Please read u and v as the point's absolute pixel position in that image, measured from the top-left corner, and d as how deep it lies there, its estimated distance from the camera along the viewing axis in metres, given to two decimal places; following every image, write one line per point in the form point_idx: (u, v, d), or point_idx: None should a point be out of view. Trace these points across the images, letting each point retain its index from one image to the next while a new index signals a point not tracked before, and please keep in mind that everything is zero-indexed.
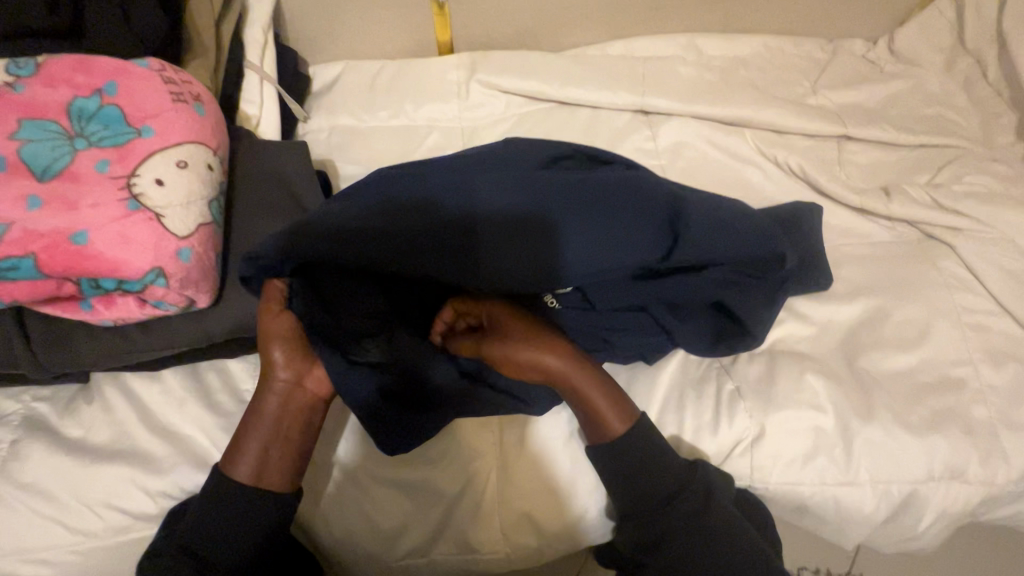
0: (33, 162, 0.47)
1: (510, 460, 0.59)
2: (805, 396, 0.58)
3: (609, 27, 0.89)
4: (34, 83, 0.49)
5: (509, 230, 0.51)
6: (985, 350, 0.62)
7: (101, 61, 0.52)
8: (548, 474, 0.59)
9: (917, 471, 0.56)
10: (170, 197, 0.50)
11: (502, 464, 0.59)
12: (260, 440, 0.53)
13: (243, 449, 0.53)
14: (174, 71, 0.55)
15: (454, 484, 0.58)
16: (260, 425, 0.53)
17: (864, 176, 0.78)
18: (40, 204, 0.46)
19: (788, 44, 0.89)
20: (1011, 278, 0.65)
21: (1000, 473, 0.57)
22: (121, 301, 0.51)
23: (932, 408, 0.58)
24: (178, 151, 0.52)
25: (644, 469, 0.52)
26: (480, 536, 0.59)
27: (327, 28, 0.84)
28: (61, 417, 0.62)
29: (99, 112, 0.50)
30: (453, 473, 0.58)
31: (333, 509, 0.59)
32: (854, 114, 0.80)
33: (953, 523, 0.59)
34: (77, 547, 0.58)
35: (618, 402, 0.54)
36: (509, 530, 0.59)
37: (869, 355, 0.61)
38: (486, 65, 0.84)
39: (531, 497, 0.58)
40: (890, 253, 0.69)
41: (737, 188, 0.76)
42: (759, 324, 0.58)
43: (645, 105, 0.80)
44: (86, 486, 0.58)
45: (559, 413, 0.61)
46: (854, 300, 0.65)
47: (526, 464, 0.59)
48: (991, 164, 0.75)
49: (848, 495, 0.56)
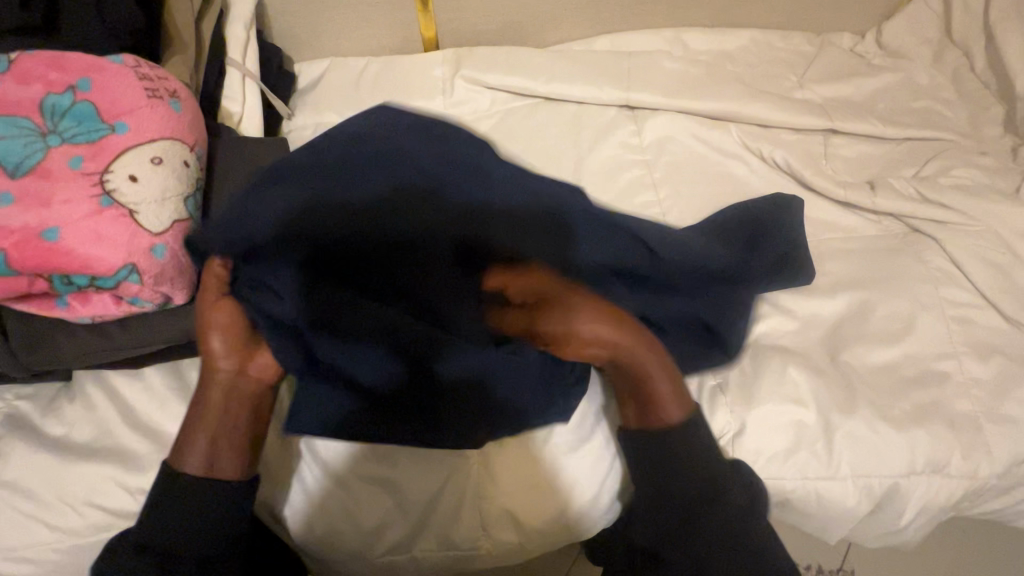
0: (5, 159, 0.47)
1: (490, 458, 0.59)
2: (786, 390, 0.57)
3: (595, 22, 0.89)
4: (6, 79, 0.49)
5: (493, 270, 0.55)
6: (969, 344, 0.62)
7: (75, 58, 0.52)
8: (531, 471, 0.58)
9: (899, 466, 0.56)
10: (143, 193, 0.50)
11: (482, 461, 0.59)
12: (205, 435, 0.52)
13: (188, 445, 0.52)
14: (150, 67, 0.55)
15: (434, 482, 0.58)
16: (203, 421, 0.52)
17: (850, 170, 0.77)
18: (11, 201, 0.46)
19: (775, 38, 0.89)
20: (995, 271, 0.65)
21: (984, 466, 0.57)
22: (96, 298, 0.51)
23: (915, 401, 0.58)
24: (153, 147, 0.51)
25: (678, 471, 0.52)
26: (461, 532, 0.59)
27: (311, 25, 0.84)
28: (43, 415, 0.62)
29: (72, 108, 0.50)
30: (432, 471, 0.58)
31: (313, 508, 0.58)
32: (840, 108, 0.80)
33: (937, 517, 0.58)
34: (58, 546, 0.58)
35: (679, 392, 0.54)
36: (491, 526, 0.59)
37: (852, 349, 0.61)
38: (470, 61, 0.83)
39: (513, 494, 0.58)
40: (874, 247, 0.69)
41: (722, 183, 0.76)
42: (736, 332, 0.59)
43: (630, 99, 0.80)
44: (67, 484, 0.58)
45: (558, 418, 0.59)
46: (839, 294, 0.65)
47: (507, 461, 0.58)
48: (978, 157, 0.74)
49: (830, 489, 0.56)
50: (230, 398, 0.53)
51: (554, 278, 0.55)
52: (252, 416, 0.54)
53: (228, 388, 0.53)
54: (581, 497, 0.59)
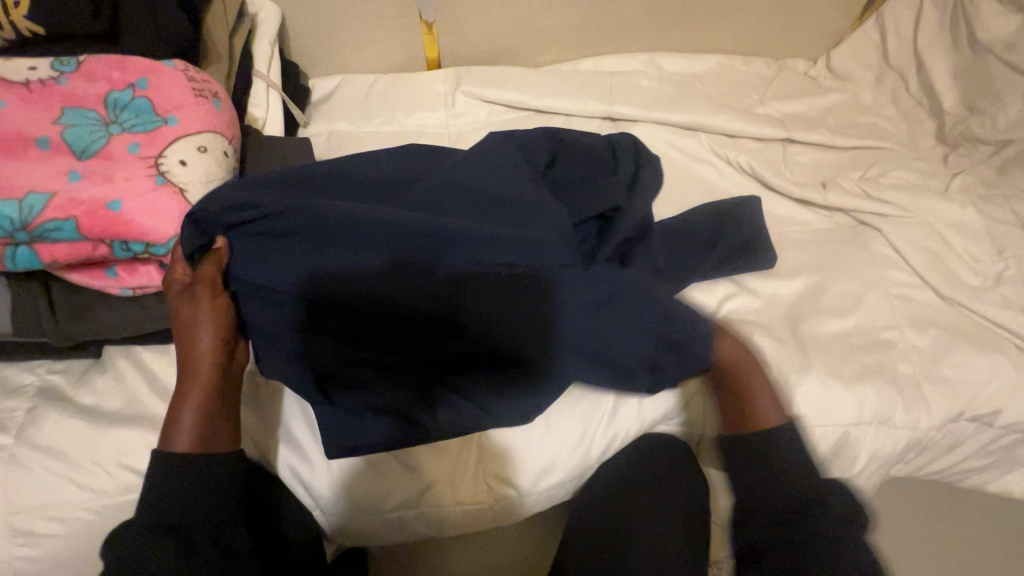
0: (75, 143, 0.55)
1: (483, 451, 0.64)
2: (752, 354, 0.65)
3: (579, 47, 1.00)
4: (75, 77, 0.58)
5: (454, 231, 0.59)
6: (909, 317, 0.71)
7: (134, 61, 0.60)
8: (517, 466, 0.64)
9: (850, 418, 0.64)
10: (192, 175, 0.57)
11: (478, 446, 0.64)
12: (192, 409, 0.55)
13: (180, 422, 0.54)
14: (196, 71, 0.63)
15: (450, 453, 0.64)
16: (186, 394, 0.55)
17: (805, 173, 0.87)
18: (80, 177, 0.53)
19: (738, 62, 1.01)
20: (927, 254, 0.75)
21: (923, 419, 0.65)
22: (143, 270, 0.59)
23: (863, 363, 0.66)
24: (200, 138, 0.59)
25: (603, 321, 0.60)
26: (462, 501, 0.64)
27: (327, 46, 0.94)
28: (75, 387, 0.68)
29: (131, 103, 0.58)
30: (443, 453, 0.63)
31: (344, 469, 0.63)
32: (796, 122, 0.91)
33: (885, 466, 0.67)
34: (88, 504, 0.62)
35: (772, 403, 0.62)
36: (491, 494, 0.64)
37: (810, 321, 0.69)
38: (470, 78, 0.93)
39: (505, 466, 0.64)
40: (827, 238, 0.79)
41: (694, 185, 0.86)
42: (723, 267, 0.72)
43: (612, 112, 0.90)
44: (97, 446, 0.63)
45: (563, 440, 0.64)
46: (796, 276, 0.74)
47: (496, 454, 0.64)
48: (912, 162, 0.85)
49: (789, 439, 0.64)
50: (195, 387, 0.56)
51: (473, 228, 0.60)
52: (216, 395, 0.56)
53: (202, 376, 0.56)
54: (559, 475, 0.65)
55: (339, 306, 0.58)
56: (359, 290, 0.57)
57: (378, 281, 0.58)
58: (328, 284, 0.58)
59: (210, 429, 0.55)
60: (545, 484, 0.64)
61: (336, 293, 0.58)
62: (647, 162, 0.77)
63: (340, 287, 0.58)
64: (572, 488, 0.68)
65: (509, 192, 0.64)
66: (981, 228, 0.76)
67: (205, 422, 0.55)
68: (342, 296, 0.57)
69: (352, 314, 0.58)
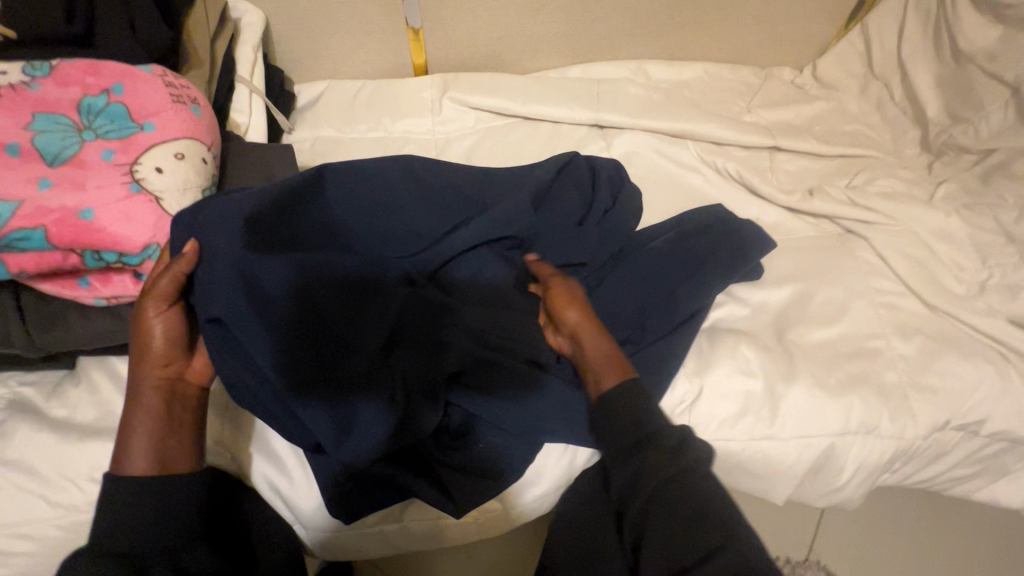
0: (45, 150, 0.53)
1: None
2: (737, 362, 0.65)
3: (567, 54, 1.00)
4: (47, 82, 0.56)
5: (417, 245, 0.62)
6: (895, 325, 0.71)
7: (109, 65, 0.59)
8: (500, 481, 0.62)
9: (835, 427, 0.64)
10: (168, 184, 0.56)
11: None
12: (145, 432, 0.52)
13: (130, 447, 0.51)
14: (175, 77, 0.62)
15: None
16: (138, 417, 0.53)
17: (792, 180, 0.88)
18: (50, 185, 0.52)
19: (725, 70, 1.01)
20: (912, 262, 0.75)
21: (909, 428, 0.65)
22: (117, 279, 0.57)
23: (850, 371, 0.66)
24: (176, 144, 0.58)
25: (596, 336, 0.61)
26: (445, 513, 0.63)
27: (312, 52, 0.93)
28: (48, 399, 0.66)
29: (106, 108, 0.57)
30: None
31: None
32: (783, 130, 0.91)
33: (871, 475, 0.67)
34: (59, 521, 0.60)
35: (613, 364, 0.57)
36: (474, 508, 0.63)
37: (797, 329, 0.69)
38: (456, 84, 0.93)
39: None
40: (813, 245, 0.79)
41: (682, 193, 0.86)
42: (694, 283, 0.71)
43: (599, 119, 0.90)
44: (70, 461, 0.61)
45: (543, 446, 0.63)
46: (783, 285, 0.73)
47: None
48: (897, 170, 0.86)
49: (773, 447, 0.64)
50: (147, 407, 0.53)
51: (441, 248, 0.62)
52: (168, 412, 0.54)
53: (155, 393, 0.54)
54: (542, 489, 0.64)
55: (306, 336, 0.54)
56: (322, 318, 0.55)
57: (342, 306, 0.55)
58: (291, 315, 0.54)
59: (167, 450, 0.53)
60: (533, 492, 0.64)
61: (303, 320, 0.54)
62: (626, 189, 0.75)
63: (307, 315, 0.54)
64: (555, 499, 0.66)
65: (456, 206, 0.65)
66: (966, 238, 0.76)
67: (157, 443, 0.52)
68: (307, 326, 0.54)
69: (323, 346, 0.54)
